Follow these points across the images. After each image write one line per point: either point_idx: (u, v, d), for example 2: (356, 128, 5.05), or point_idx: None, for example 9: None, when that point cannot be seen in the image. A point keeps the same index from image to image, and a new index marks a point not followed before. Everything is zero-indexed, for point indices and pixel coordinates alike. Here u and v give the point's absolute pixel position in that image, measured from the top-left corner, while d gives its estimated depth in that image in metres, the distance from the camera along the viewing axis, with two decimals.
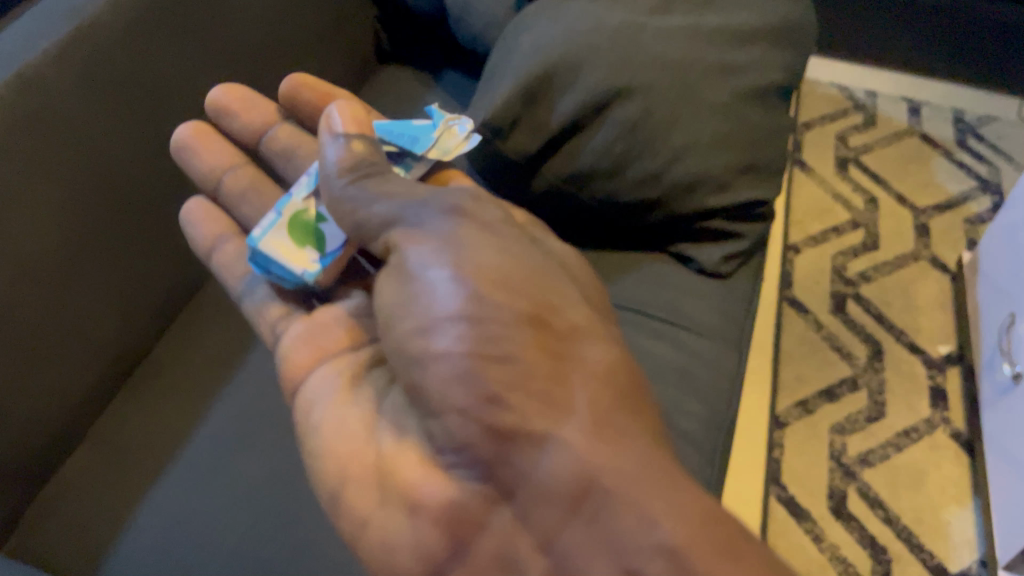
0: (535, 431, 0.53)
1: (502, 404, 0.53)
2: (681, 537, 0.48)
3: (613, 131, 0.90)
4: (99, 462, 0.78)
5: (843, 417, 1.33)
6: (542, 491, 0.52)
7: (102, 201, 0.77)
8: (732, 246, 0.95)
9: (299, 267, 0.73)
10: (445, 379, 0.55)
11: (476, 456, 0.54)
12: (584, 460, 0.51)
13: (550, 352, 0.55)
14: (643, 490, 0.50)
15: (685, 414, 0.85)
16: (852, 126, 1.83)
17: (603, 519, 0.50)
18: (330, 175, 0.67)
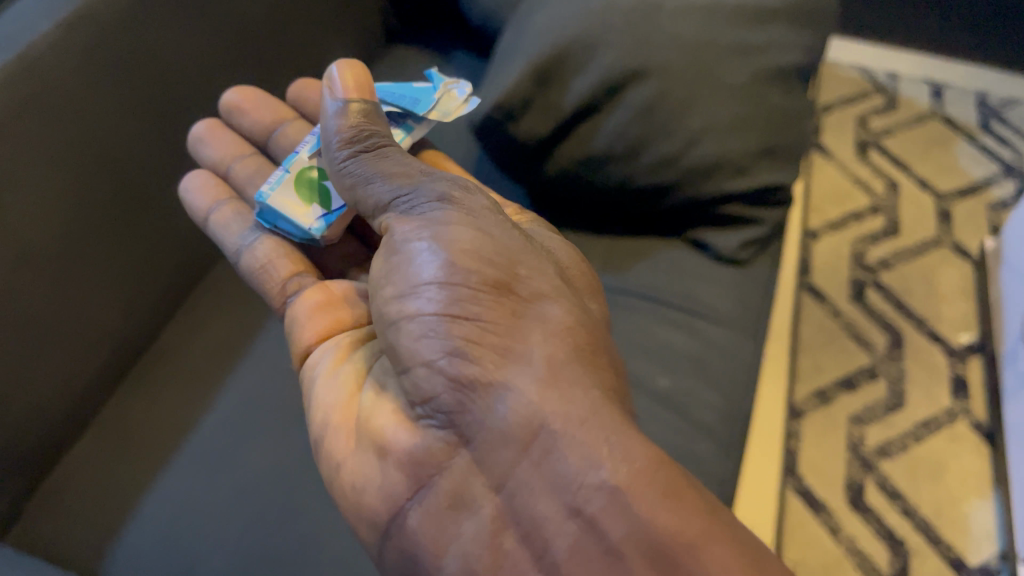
0: (494, 380, 0.52)
1: (465, 358, 0.53)
2: (625, 481, 0.49)
3: (629, 114, 0.87)
4: (103, 452, 0.77)
5: (861, 407, 1.31)
6: (495, 435, 0.52)
7: (104, 185, 0.75)
8: (750, 232, 0.91)
9: (308, 222, 0.72)
10: (416, 335, 0.55)
11: (437, 406, 0.54)
12: (539, 406, 0.51)
13: (518, 310, 0.55)
14: (592, 434, 0.50)
15: (700, 406, 0.83)
16: (873, 109, 1.79)
17: (554, 462, 0.50)
18: (330, 143, 0.66)
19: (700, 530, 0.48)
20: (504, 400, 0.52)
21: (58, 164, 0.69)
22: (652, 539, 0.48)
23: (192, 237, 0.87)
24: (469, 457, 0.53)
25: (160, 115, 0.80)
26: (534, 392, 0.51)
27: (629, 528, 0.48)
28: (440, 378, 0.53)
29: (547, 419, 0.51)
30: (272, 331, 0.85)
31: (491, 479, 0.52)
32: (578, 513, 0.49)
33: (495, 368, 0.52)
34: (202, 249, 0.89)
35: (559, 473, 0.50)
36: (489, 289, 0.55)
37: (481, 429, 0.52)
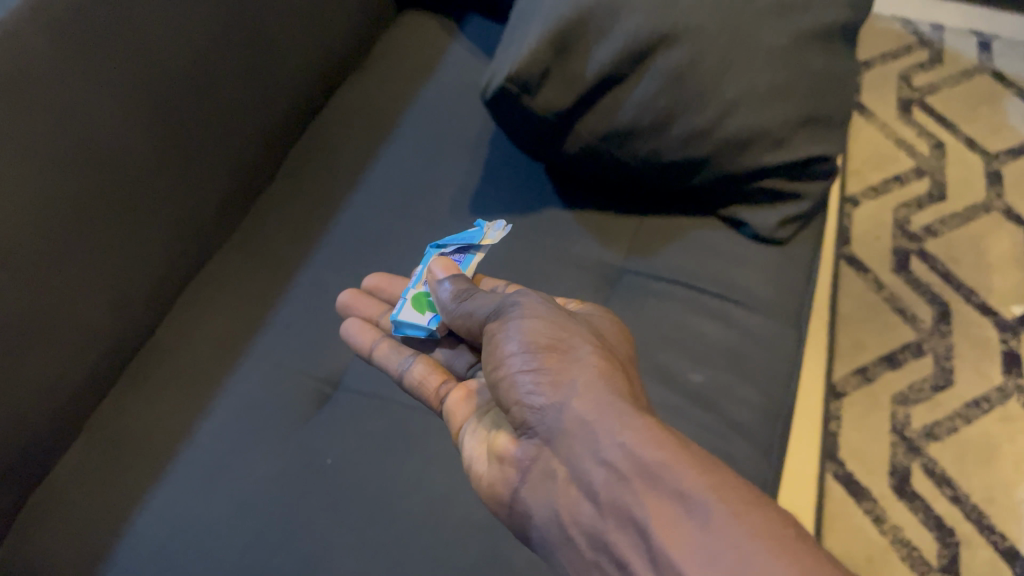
0: (550, 385, 0.51)
1: (530, 391, 0.52)
2: (643, 435, 0.46)
3: (657, 83, 0.80)
4: (94, 461, 0.72)
5: (906, 386, 1.23)
6: (555, 434, 0.50)
7: (88, 177, 0.69)
8: (789, 209, 0.86)
9: (423, 318, 0.72)
10: (503, 385, 0.54)
11: (521, 425, 0.53)
12: (584, 400, 0.49)
13: (576, 338, 0.54)
14: (612, 412, 0.48)
15: (738, 401, 0.76)
16: (917, 65, 1.68)
17: (590, 427, 0.48)
18: (446, 308, 0.67)
19: (704, 465, 0.44)
20: (557, 402, 0.50)
21: (76, 165, 0.67)
22: (653, 475, 0.44)
23: (189, 230, 0.82)
24: (550, 450, 0.50)
25: (165, 108, 0.76)
26: (584, 391, 0.50)
27: (638, 465, 0.45)
28: (514, 403, 0.53)
29: (589, 405, 0.49)
30: (279, 329, 0.80)
31: (558, 459, 0.49)
32: (605, 463, 0.46)
33: (554, 376, 0.51)
34: (199, 241, 0.84)
35: (593, 439, 0.47)
36: (552, 324, 0.55)
37: (550, 435, 0.50)
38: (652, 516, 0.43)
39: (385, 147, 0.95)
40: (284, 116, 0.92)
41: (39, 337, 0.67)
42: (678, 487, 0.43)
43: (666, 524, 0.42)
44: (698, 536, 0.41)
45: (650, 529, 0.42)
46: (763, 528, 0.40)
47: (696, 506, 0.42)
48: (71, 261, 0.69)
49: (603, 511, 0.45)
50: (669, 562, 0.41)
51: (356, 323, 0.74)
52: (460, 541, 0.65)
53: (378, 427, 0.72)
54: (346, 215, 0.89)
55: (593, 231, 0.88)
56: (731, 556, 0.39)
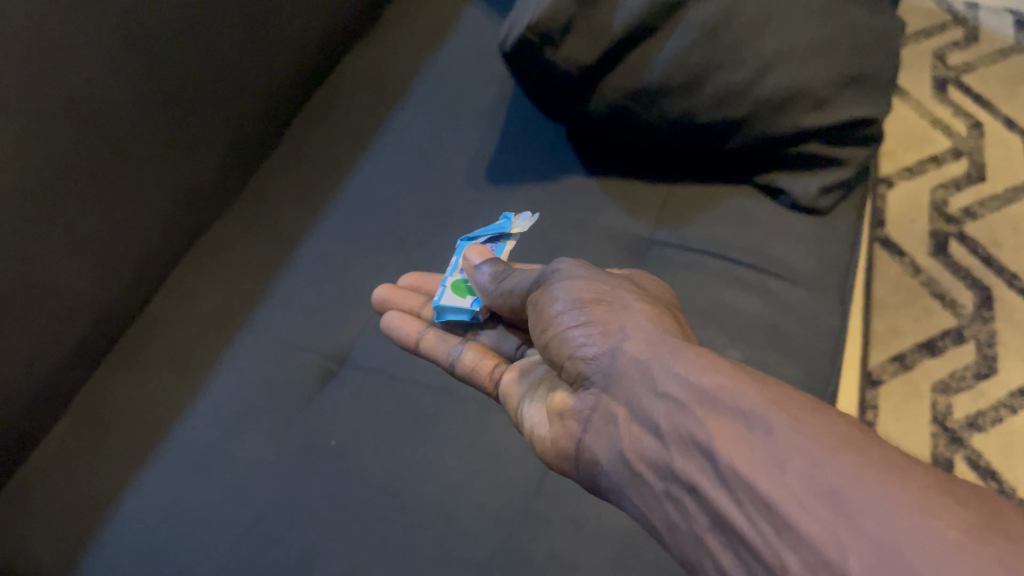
0: (603, 332, 0.48)
1: (583, 345, 0.48)
2: (696, 359, 0.42)
3: (690, 36, 0.74)
4: (79, 441, 0.67)
5: (947, 374, 1.16)
6: (612, 377, 0.46)
7: (75, 134, 0.64)
8: (831, 176, 0.80)
9: (465, 302, 0.66)
10: (556, 344, 0.51)
11: (578, 379, 0.49)
12: (636, 339, 0.45)
13: (624, 290, 0.51)
14: (664, 348, 0.44)
15: (778, 380, 0.70)
16: (952, 42, 1.60)
17: (644, 362, 0.44)
18: (487, 292, 0.62)
19: (761, 380, 0.39)
20: (611, 347, 0.47)
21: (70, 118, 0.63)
22: (709, 395, 0.40)
23: (188, 196, 0.77)
24: (609, 396, 0.46)
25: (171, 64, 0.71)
26: (636, 331, 0.46)
27: (693, 389, 0.41)
28: (569, 359, 0.50)
29: (639, 342, 0.45)
30: (280, 302, 0.74)
31: (617, 402, 0.46)
32: (663, 395, 0.42)
33: (606, 322, 0.48)
34: (197, 209, 0.78)
35: (649, 373, 0.44)
36: (598, 277, 0.52)
37: (607, 380, 0.47)
38: (711, 435, 0.39)
39: (395, 111, 0.89)
40: (293, 80, 0.86)
41: (30, 301, 0.63)
42: (735, 404, 0.38)
43: (729, 440, 0.38)
44: (764, 446, 0.36)
45: (712, 449, 0.38)
46: (829, 429, 0.35)
47: (756, 418, 0.37)
48: (70, 213, 0.65)
49: (667, 442, 0.41)
50: (739, 478, 0.37)
51: (396, 314, 0.67)
52: (477, 530, 0.59)
53: (386, 406, 0.66)
54: (353, 183, 0.83)
55: (619, 200, 0.82)
56: (800, 460, 0.35)
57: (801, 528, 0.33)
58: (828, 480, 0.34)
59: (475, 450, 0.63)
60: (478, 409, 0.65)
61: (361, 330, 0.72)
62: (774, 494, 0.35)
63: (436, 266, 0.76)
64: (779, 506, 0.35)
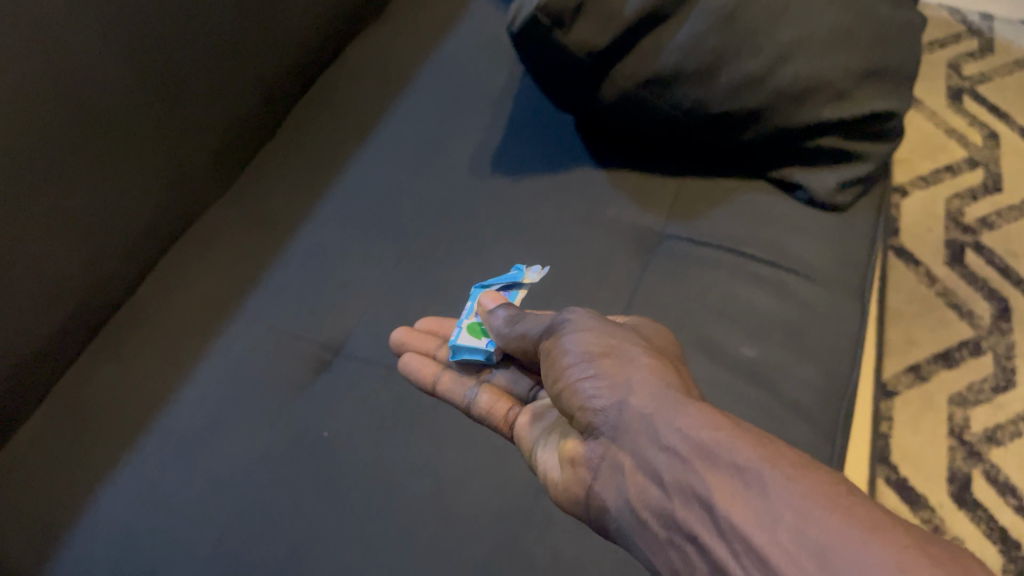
0: (612, 383, 0.45)
1: (590, 395, 0.45)
2: (698, 412, 0.39)
3: (704, 22, 0.70)
4: (57, 429, 0.63)
5: (964, 386, 1.12)
6: (615, 429, 0.43)
7: (64, 111, 0.61)
8: (849, 172, 0.77)
9: (480, 342, 0.61)
10: (566, 394, 0.47)
11: (583, 427, 0.46)
12: (641, 392, 0.43)
13: (635, 342, 0.47)
14: (666, 399, 0.41)
15: (796, 379, 0.66)
16: (967, 53, 1.58)
17: (648, 416, 0.41)
18: (504, 337, 0.57)
19: (759, 435, 0.37)
20: (620, 398, 0.44)
21: (61, 114, 0.61)
22: (707, 448, 0.38)
23: (180, 183, 0.74)
24: (613, 447, 0.43)
25: (163, 54, 0.68)
26: (643, 385, 0.43)
27: (692, 442, 0.38)
28: (576, 410, 0.46)
29: (645, 395, 0.42)
30: (272, 291, 0.71)
31: (620, 453, 0.43)
32: (665, 449, 0.39)
33: (616, 374, 0.45)
34: (190, 195, 0.76)
35: (652, 427, 0.41)
36: (608, 327, 0.49)
37: (612, 432, 0.44)
38: (709, 489, 0.37)
39: (398, 101, 0.86)
40: (293, 66, 0.84)
41: (9, 283, 0.60)
42: (735, 460, 0.36)
43: (725, 496, 0.36)
44: (758, 502, 0.35)
45: (709, 502, 0.36)
46: (822, 487, 0.34)
47: (753, 474, 0.35)
48: (56, 212, 0.62)
49: (666, 495, 0.39)
50: (735, 535, 0.35)
51: (415, 357, 0.62)
52: (475, 529, 0.55)
53: (381, 400, 0.63)
54: (353, 172, 0.80)
55: (629, 193, 0.78)
56: (792, 517, 0.33)
57: None
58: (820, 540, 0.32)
59: (475, 446, 0.59)
60: None
61: (356, 322, 0.69)
62: (767, 550, 0.33)
63: (437, 257, 0.73)
64: (770, 563, 0.33)
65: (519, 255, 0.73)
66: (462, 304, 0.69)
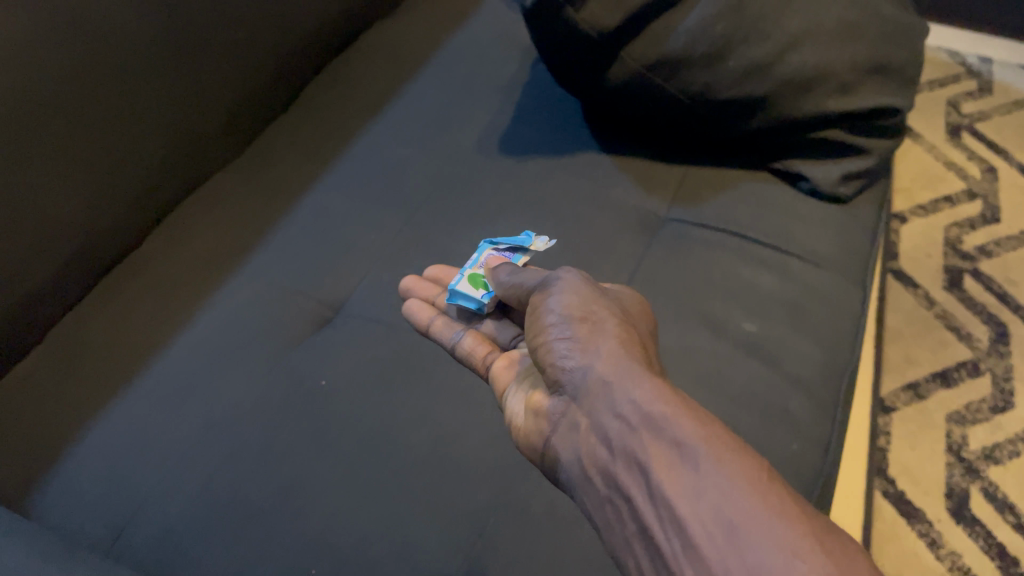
0: (583, 347, 0.43)
1: (561, 355, 0.43)
2: (653, 385, 0.38)
3: (713, 7, 0.72)
4: (52, 371, 0.63)
5: (963, 405, 1.11)
6: (578, 391, 0.42)
7: (76, 63, 0.62)
8: (853, 165, 0.77)
9: (476, 291, 0.61)
10: (541, 351, 0.45)
11: (551, 386, 0.44)
12: (608, 358, 0.41)
13: (616, 313, 0.45)
14: (627, 365, 0.40)
15: (796, 355, 0.65)
16: (966, 92, 1.56)
17: (607, 382, 0.40)
18: (503, 286, 0.56)
19: (705, 414, 0.37)
20: (586, 361, 0.42)
21: (69, 68, 0.61)
22: (654, 420, 0.37)
23: (189, 144, 0.75)
24: (575, 406, 0.42)
25: (174, 16, 0.69)
26: (611, 352, 0.42)
27: (641, 411, 0.37)
28: (547, 368, 0.45)
29: (609, 363, 0.41)
30: (276, 251, 0.71)
31: (580, 413, 0.42)
32: (617, 415, 0.39)
33: (588, 339, 0.43)
34: (198, 159, 0.76)
35: (609, 392, 0.40)
36: (597, 294, 0.47)
37: (576, 393, 0.42)
38: (648, 457, 0.36)
39: (408, 86, 0.87)
40: (306, 46, 0.85)
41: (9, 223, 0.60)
42: (676, 433, 0.36)
43: (659, 466, 0.35)
44: (686, 475, 0.34)
45: (645, 470, 0.36)
46: (748, 468, 0.33)
47: (689, 450, 0.35)
48: (53, 164, 0.62)
49: (610, 460, 0.38)
50: (661, 504, 0.34)
51: (416, 301, 0.62)
52: (472, 476, 0.54)
53: (381, 353, 0.62)
54: (360, 147, 0.81)
55: (634, 177, 0.79)
56: (715, 492, 0.33)
57: (703, 560, 0.32)
58: (737, 515, 0.32)
59: (473, 398, 0.58)
60: None
61: (359, 282, 0.69)
62: (689, 519, 0.33)
63: (439, 227, 0.73)
64: (688, 532, 0.33)
65: (520, 228, 0.73)
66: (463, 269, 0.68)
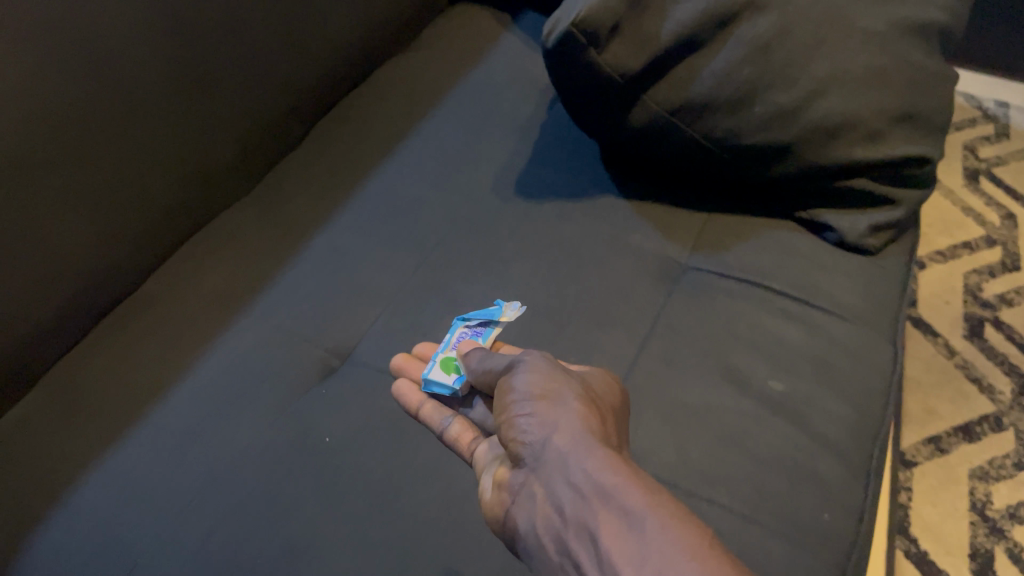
0: (542, 419, 0.41)
1: (518, 425, 0.42)
2: (608, 457, 0.37)
3: (740, 52, 0.69)
4: (47, 417, 0.60)
5: (985, 461, 1.07)
6: (533, 462, 0.40)
7: (88, 103, 0.61)
8: (881, 215, 0.74)
9: (448, 378, 0.54)
10: (501, 423, 0.44)
11: (510, 456, 0.43)
12: (564, 430, 0.40)
13: (577, 384, 0.44)
14: (582, 434, 0.39)
15: (824, 415, 0.62)
16: (984, 136, 1.51)
17: (563, 452, 0.39)
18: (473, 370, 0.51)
19: (657, 487, 0.36)
20: (544, 433, 0.40)
21: (72, 101, 0.59)
22: (606, 490, 0.36)
23: (197, 181, 0.72)
24: (529, 478, 0.41)
25: (185, 50, 0.67)
26: (568, 423, 0.40)
27: (594, 481, 0.37)
28: (506, 441, 0.43)
29: (565, 432, 0.40)
30: (283, 293, 0.69)
31: (533, 484, 0.40)
32: (569, 486, 0.37)
33: (548, 411, 0.41)
34: (205, 196, 0.74)
35: (562, 463, 0.39)
36: (559, 367, 0.45)
37: (531, 464, 0.41)
38: (599, 527, 0.35)
39: (421, 124, 0.85)
40: (317, 81, 0.83)
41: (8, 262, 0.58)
42: (625, 505, 0.35)
43: (610, 537, 0.34)
44: (635, 545, 0.34)
45: (594, 539, 0.35)
46: (694, 539, 0.33)
47: (638, 519, 0.34)
48: (61, 203, 0.61)
49: (562, 530, 0.37)
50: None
51: (405, 381, 0.57)
52: (485, 545, 0.51)
53: (389, 406, 0.59)
54: (370, 187, 0.78)
55: (654, 223, 0.77)
56: (661, 566, 0.32)
57: None
58: None
59: None
60: None
61: (368, 328, 0.66)
62: None
63: (452, 272, 0.70)
64: None
65: (535, 276, 0.70)
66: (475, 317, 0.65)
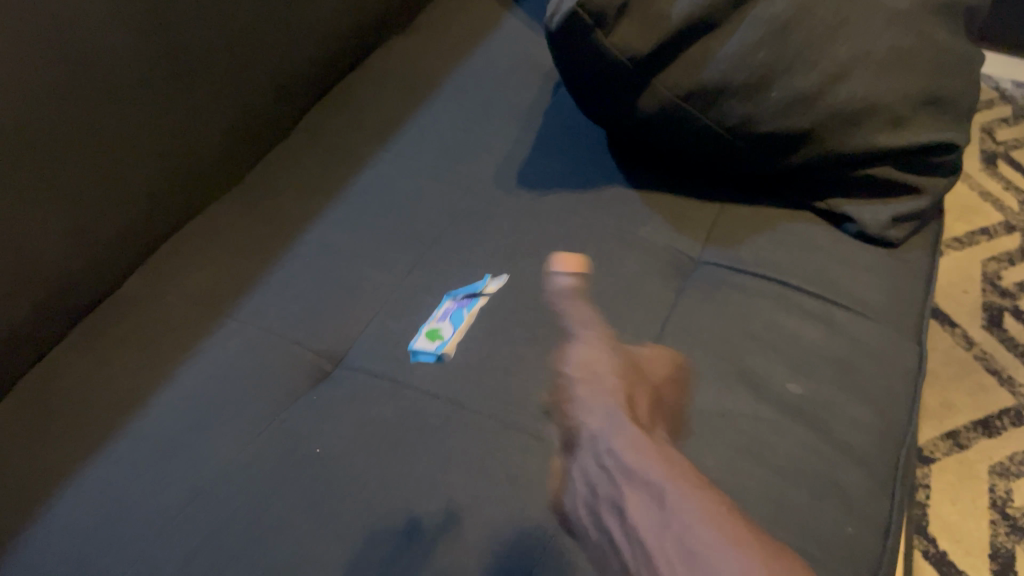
0: (642, 464, 0.43)
1: (620, 459, 0.43)
2: (706, 509, 0.39)
3: (756, 33, 0.65)
4: (22, 425, 0.57)
5: (1006, 457, 1.01)
6: (637, 497, 0.41)
7: (65, 97, 0.58)
8: (904, 206, 0.70)
9: (432, 345, 0.60)
10: (598, 445, 0.46)
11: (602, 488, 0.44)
12: (661, 478, 0.41)
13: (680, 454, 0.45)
14: (685, 482, 0.41)
15: (846, 421, 0.59)
16: (1002, 118, 1.46)
17: (664, 497, 0.40)
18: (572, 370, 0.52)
19: (749, 540, 0.37)
20: (639, 467, 0.42)
21: (46, 95, 0.57)
22: (693, 544, 0.37)
23: (180, 174, 0.69)
24: (621, 503, 0.42)
25: (168, 40, 0.64)
26: (671, 471, 0.42)
27: (691, 533, 0.37)
28: (601, 463, 0.45)
29: (664, 476, 0.41)
30: (273, 293, 0.65)
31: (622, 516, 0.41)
32: (658, 531, 0.39)
33: (646, 455, 0.43)
34: (188, 189, 0.71)
35: (654, 506, 0.40)
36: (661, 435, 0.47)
37: (621, 500, 0.42)
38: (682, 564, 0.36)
39: (420, 111, 0.81)
40: (308, 68, 0.79)
41: None
42: (703, 550, 0.36)
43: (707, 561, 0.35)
44: None
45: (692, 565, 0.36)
46: None
47: (719, 558, 0.36)
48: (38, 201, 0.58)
49: (654, 560, 0.38)
50: None
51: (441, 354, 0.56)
52: (487, 566, 0.48)
53: (385, 414, 0.56)
54: (366, 179, 0.75)
55: (664, 215, 0.73)
56: None
57: None
58: None
59: (488, 473, 0.53)
60: (496, 426, 0.56)
61: (363, 329, 0.63)
62: None
63: (450, 269, 0.67)
64: None
65: (539, 272, 0.67)
66: (474, 319, 0.62)
